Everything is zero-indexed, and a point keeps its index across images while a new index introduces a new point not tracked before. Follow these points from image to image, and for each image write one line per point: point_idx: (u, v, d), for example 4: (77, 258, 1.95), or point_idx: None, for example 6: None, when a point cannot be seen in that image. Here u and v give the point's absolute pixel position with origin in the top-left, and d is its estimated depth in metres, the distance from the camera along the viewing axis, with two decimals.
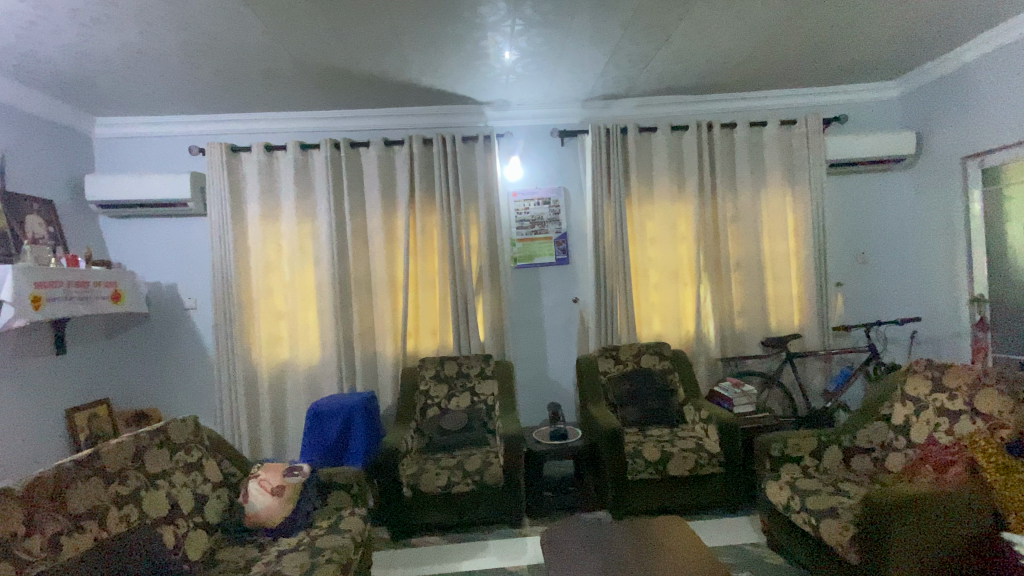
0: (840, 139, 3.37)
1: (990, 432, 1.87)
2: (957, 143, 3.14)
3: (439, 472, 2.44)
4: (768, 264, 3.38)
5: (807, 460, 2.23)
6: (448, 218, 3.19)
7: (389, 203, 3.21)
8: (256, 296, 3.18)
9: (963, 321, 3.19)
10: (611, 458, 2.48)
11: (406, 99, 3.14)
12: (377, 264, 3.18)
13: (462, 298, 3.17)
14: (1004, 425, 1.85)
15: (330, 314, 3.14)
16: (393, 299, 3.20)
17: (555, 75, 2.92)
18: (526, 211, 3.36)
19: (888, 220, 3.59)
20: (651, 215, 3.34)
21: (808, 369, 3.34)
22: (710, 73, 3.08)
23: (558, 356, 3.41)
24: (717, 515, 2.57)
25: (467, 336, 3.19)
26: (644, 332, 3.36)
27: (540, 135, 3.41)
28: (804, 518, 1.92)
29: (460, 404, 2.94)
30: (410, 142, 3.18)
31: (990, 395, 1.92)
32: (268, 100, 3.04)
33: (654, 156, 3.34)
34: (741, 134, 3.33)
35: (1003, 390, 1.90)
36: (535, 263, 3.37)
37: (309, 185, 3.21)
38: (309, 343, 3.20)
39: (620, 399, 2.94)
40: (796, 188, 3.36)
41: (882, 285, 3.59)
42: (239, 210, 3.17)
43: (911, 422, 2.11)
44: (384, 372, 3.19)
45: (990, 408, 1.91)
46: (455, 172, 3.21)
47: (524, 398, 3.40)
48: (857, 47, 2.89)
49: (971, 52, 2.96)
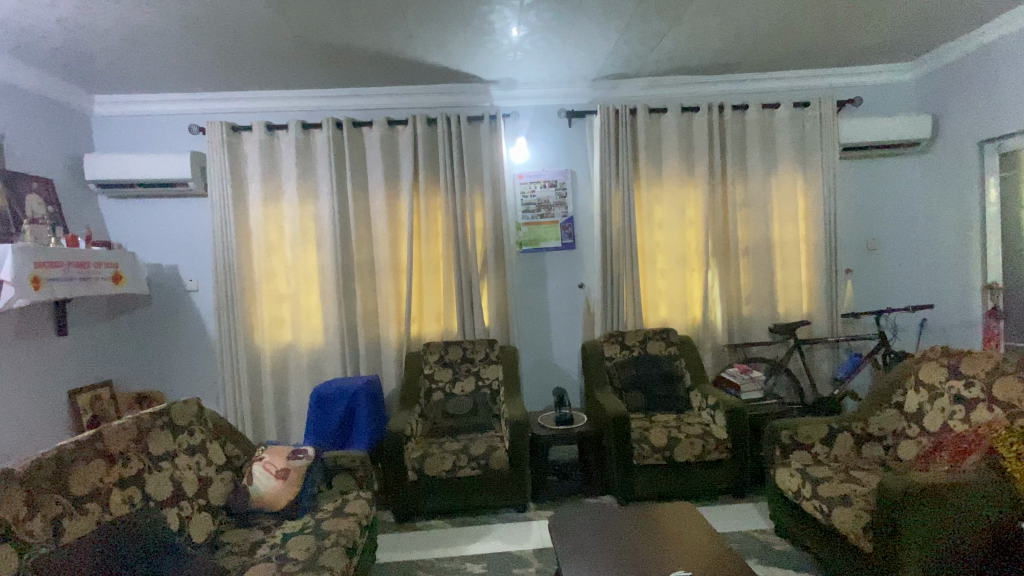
0: (854, 122, 3.29)
1: (1008, 421, 1.84)
2: (975, 126, 3.06)
3: (444, 456, 2.42)
4: (778, 250, 3.33)
5: (817, 447, 2.20)
6: (452, 200, 3.13)
7: (392, 185, 3.15)
8: (257, 279, 3.14)
9: (975, 309, 3.16)
10: (617, 444, 2.46)
11: (410, 76, 3.05)
12: (380, 247, 3.13)
13: (466, 283, 3.13)
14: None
15: (333, 297, 3.10)
16: (396, 283, 3.16)
17: (564, 53, 2.83)
18: (531, 193, 3.30)
19: (901, 206, 3.52)
20: (659, 199, 3.28)
21: (816, 356, 3.31)
22: (723, 53, 2.98)
23: (563, 341, 3.38)
24: (723, 501, 2.56)
25: (471, 321, 3.16)
26: (650, 318, 3.32)
27: (547, 116, 3.33)
28: (815, 505, 1.90)
29: (465, 388, 2.91)
30: (414, 122, 3.11)
31: (1011, 383, 1.88)
32: (269, 77, 2.96)
33: (664, 139, 3.27)
34: (753, 117, 3.25)
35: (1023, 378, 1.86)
36: (541, 247, 3.32)
37: (311, 166, 3.14)
38: (312, 327, 3.17)
39: (626, 385, 2.91)
40: (807, 172, 3.29)
41: (892, 272, 3.54)
42: (240, 190, 3.11)
43: (925, 410, 2.09)
44: (388, 356, 3.17)
45: (1010, 396, 1.87)
46: (460, 153, 3.14)
47: (529, 383, 3.38)
48: (878, 26, 2.79)
49: (992, 32, 2.86)
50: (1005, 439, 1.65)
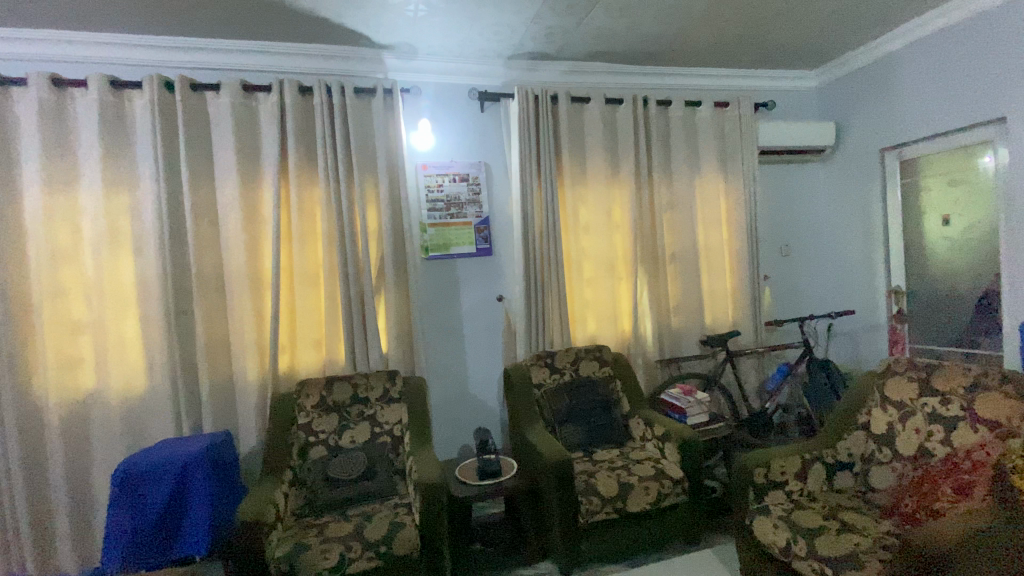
0: (768, 125, 3.16)
1: (1001, 444, 1.56)
2: (876, 134, 3.02)
3: (327, 550, 1.71)
4: (704, 255, 3.12)
5: (792, 484, 1.84)
6: (335, 191, 2.40)
7: (250, 169, 2.35)
8: (37, 300, 2.14)
9: (879, 312, 3.11)
10: (559, 501, 1.96)
11: (274, 28, 2.30)
12: (233, 254, 2.31)
13: (357, 301, 2.41)
14: (1014, 433, 1.55)
15: (159, 323, 2.21)
16: (256, 301, 2.35)
17: (475, 16, 2.31)
18: (438, 188, 2.70)
19: (809, 213, 3.44)
20: (584, 199, 2.89)
21: (743, 368, 3.13)
22: (650, 38, 2.65)
23: (480, 365, 2.82)
24: (677, 552, 2.18)
25: (364, 349, 2.44)
26: (577, 333, 2.89)
27: (453, 97, 2.79)
28: (814, 567, 1.50)
29: (355, 439, 2.20)
30: (280, 88, 2.35)
31: (996, 399, 1.62)
32: (47, 9, 2.02)
33: (588, 132, 2.89)
34: (676, 113, 3.01)
35: (1012, 392, 1.60)
36: (451, 253, 2.73)
37: (125, 140, 2.22)
38: (128, 366, 2.24)
39: (559, 418, 2.46)
40: (729, 174, 3.11)
41: (804, 279, 3.44)
42: (6, 171, 2.10)
43: (896, 431, 1.80)
44: (246, 399, 2.33)
45: (996, 414, 1.61)
46: (346, 132, 2.44)
47: (440, 419, 2.76)
48: (800, 26, 2.65)
49: (889, 43, 2.84)
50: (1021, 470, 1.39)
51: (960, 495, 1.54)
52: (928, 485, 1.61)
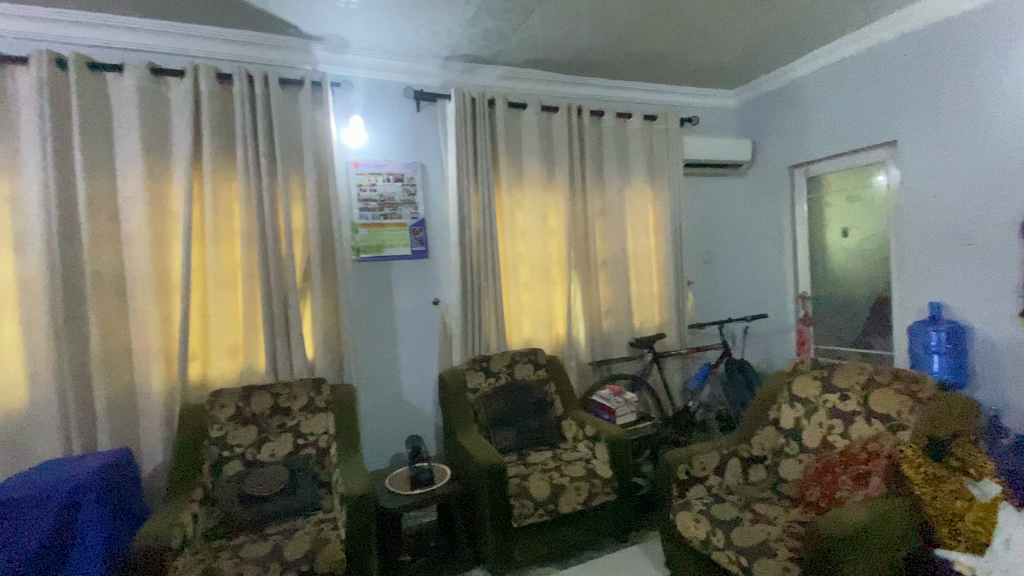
0: (692, 139, 3.35)
1: (892, 435, 1.74)
2: (786, 152, 3.29)
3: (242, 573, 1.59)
4: (634, 260, 3.24)
5: (711, 479, 1.95)
6: (257, 187, 2.26)
7: (159, 159, 2.15)
8: None
9: (788, 315, 3.39)
10: (492, 507, 1.95)
11: (188, 8, 2.12)
12: (137, 252, 2.10)
13: (281, 304, 2.28)
14: (903, 425, 1.74)
15: (46, 328, 1.97)
16: (164, 304, 2.15)
17: (411, 14, 2.26)
18: (371, 187, 2.62)
19: (729, 222, 3.68)
20: (520, 204, 2.91)
21: (669, 369, 3.28)
22: (585, 49, 2.73)
23: (413, 370, 2.75)
24: (607, 550, 2.23)
25: (288, 355, 2.31)
26: (513, 337, 2.90)
27: (388, 95, 2.71)
28: (731, 557, 1.59)
29: (277, 452, 2.06)
30: (195, 74, 2.17)
31: (888, 394, 1.81)
32: None
33: (524, 138, 2.92)
34: (609, 124, 3.12)
35: (901, 390, 1.79)
36: (385, 254, 2.65)
37: (6, 121, 1.96)
38: (6, 378, 1.97)
39: (493, 422, 2.45)
40: (657, 184, 3.26)
41: (723, 284, 3.67)
42: None
43: (803, 425, 1.96)
44: (151, 412, 2.12)
45: (888, 408, 1.79)
46: (270, 125, 2.30)
47: (371, 427, 2.66)
48: (722, 48, 2.83)
49: (797, 69, 3.12)
50: (910, 459, 1.60)
51: (857, 483, 1.68)
52: (830, 474, 1.75)
